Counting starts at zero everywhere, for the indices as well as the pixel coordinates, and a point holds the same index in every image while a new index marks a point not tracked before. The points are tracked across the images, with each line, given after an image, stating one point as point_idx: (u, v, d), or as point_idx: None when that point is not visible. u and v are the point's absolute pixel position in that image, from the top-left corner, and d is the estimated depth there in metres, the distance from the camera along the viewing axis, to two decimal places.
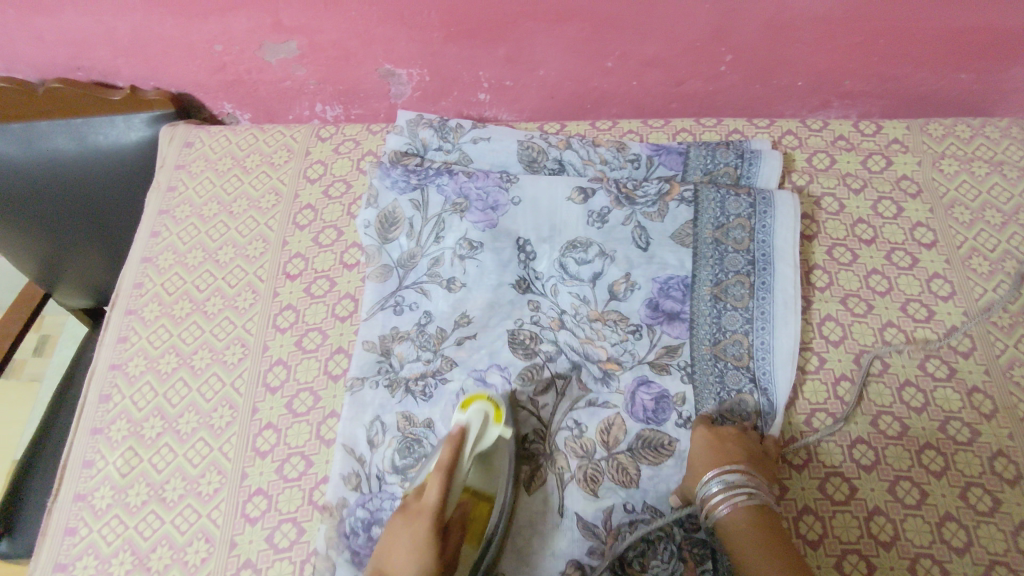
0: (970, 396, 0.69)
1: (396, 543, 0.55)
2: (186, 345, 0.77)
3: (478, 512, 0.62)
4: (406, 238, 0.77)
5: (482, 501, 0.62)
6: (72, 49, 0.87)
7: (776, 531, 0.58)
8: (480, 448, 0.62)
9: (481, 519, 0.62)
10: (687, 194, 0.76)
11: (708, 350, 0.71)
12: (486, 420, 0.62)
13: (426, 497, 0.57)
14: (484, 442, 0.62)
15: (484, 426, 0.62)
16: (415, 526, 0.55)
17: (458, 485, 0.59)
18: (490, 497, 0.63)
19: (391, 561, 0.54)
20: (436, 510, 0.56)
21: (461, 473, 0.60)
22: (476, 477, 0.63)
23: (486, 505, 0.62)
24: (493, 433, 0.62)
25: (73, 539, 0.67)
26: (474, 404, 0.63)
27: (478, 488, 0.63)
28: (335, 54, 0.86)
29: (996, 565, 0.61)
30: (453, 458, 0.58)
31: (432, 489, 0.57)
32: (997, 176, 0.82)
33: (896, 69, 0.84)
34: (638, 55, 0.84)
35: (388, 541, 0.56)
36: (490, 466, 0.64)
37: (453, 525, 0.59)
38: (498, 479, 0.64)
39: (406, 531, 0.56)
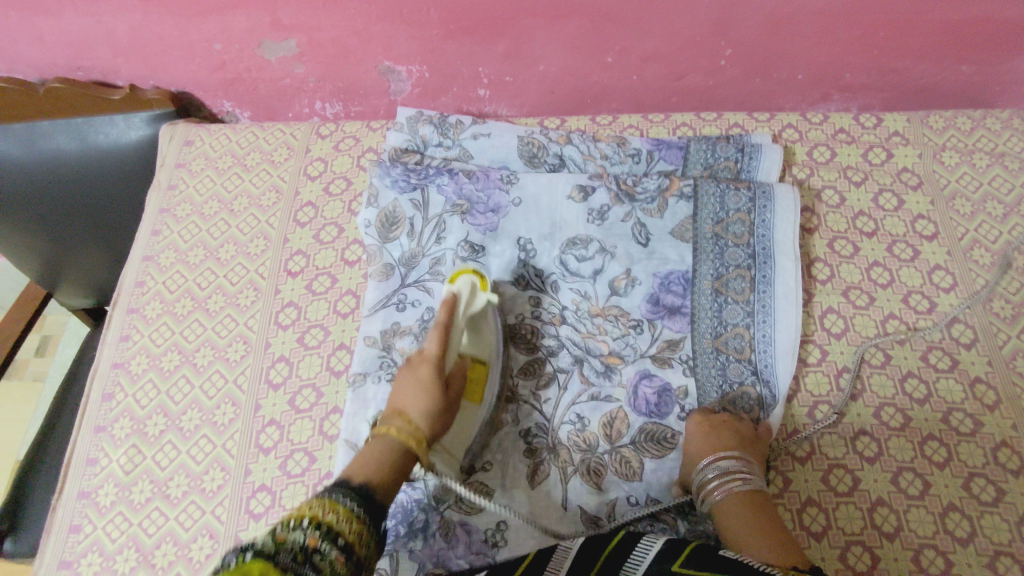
0: (972, 386, 0.69)
1: (405, 387, 0.61)
2: (188, 343, 0.77)
3: (474, 373, 0.68)
4: (407, 238, 0.77)
5: (479, 364, 0.69)
6: (73, 49, 0.87)
7: (771, 518, 0.58)
8: (471, 312, 0.68)
9: (478, 380, 0.68)
10: (686, 190, 0.76)
11: (709, 344, 0.71)
12: (473, 288, 0.68)
13: (428, 348, 0.63)
14: (474, 307, 0.68)
15: (472, 294, 0.68)
16: (420, 370, 0.62)
17: (456, 341, 0.66)
18: (484, 360, 0.69)
19: (402, 400, 0.60)
20: (439, 357, 0.62)
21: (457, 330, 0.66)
22: (470, 343, 0.69)
23: (481, 369, 0.69)
24: (481, 299, 0.69)
25: (78, 537, 0.67)
26: (461, 276, 0.69)
27: (473, 353, 0.70)
28: (334, 52, 0.86)
29: (1000, 556, 0.60)
30: (450, 316, 0.64)
31: (434, 341, 0.63)
32: (998, 167, 0.82)
33: (896, 62, 0.84)
34: (637, 50, 0.84)
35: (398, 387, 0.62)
36: (481, 332, 0.70)
37: (453, 377, 0.65)
38: (491, 343, 0.70)
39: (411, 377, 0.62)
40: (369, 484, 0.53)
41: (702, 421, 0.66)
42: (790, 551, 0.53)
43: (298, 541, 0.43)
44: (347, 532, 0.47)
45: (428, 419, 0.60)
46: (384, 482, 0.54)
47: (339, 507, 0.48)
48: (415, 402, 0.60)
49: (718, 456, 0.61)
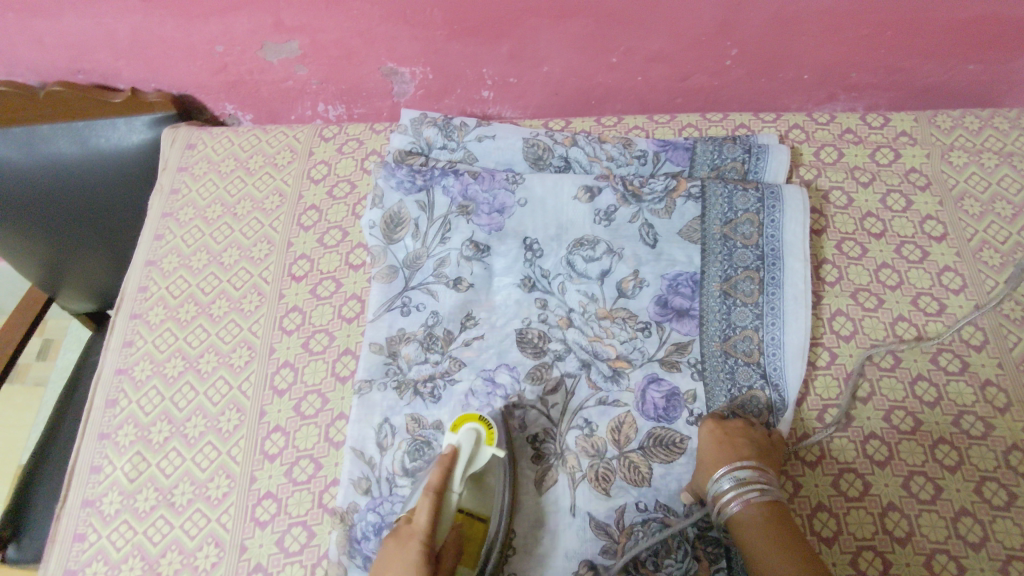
0: (983, 389, 0.68)
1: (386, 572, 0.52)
2: (192, 348, 0.77)
3: (472, 533, 0.59)
4: (412, 239, 0.76)
5: (478, 522, 0.60)
6: (73, 51, 0.87)
7: (787, 526, 0.58)
8: (473, 470, 0.60)
9: (474, 543, 0.59)
10: (694, 190, 0.75)
11: (718, 347, 0.70)
12: (478, 441, 0.60)
13: (416, 522, 0.54)
14: (474, 466, 0.59)
15: (474, 448, 0.60)
16: (404, 551, 0.52)
17: (450, 512, 0.56)
18: (484, 517, 0.60)
19: None
20: (427, 535, 0.53)
21: (452, 498, 0.57)
22: (470, 496, 0.61)
23: (479, 527, 0.60)
24: (486, 453, 0.60)
25: (83, 545, 0.67)
26: (465, 425, 0.61)
27: (472, 508, 0.60)
28: (337, 54, 0.85)
29: (1013, 560, 0.60)
30: (443, 481, 0.56)
31: (423, 511, 0.54)
32: (1007, 167, 0.81)
33: (904, 61, 0.83)
34: (642, 51, 0.83)
35: (377, 571, 0.53)
36: (483, 486, 0.61)
37: (448, 550, 0.56)
38: (492, 498, 0.62)
39: (396, 557, 0.53)
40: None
41: (713, 426, 0.65)
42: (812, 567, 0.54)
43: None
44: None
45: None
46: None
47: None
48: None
49: (734, 466, 0.61)
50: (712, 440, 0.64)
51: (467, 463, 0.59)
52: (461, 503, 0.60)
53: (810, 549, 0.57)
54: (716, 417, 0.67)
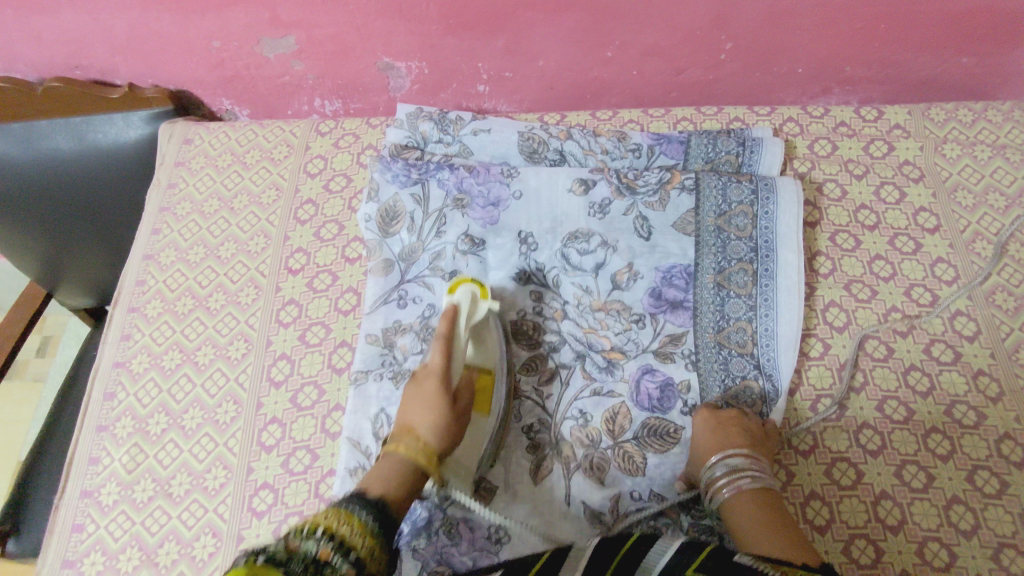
0: (975, 378, 0.69)
1: (414, 405, 0.61)
2: (190, 341, 0.77)
3: (482, 384, 0.66)
4: (407, 233, 0.77)
5: (486, 373, 0.67)
6: (70, 47, 0.87)
7: (779, 512, 0.58)
8: (474, 322, 0.67)
9: (485, 392, 0.66)
10: (688, 182, 0.76)
11: (712, 338, 0.71)
12: (474, 299, 0.67)
13: (430, 364, 0.63)
14: (475, 318, 0.67)
15: (473, 303, 0.67)
16: (424, 386, 0.61)
17: (460, 356, 0.64)
18: (491, 369, 0.67)
19: (410, 418, 0.60)
20: (442, 373, 0.62)
21: (460, 345, 0.65)
22: (475, 352, 0.68)
23: (488, 377, 0.67)
24: (483, 308, 0.68)
25: (81, 536, 0.67)
26: (461, 287, 0.68)
27: (477, 362, 0.67)
28: (333, 48, 0.86)
29: (1004, 548, 0.60)
30: (451, 328, 0.64)
31: (436, 355, 0.63)
32: (1000, 159, 0.81)
33: (898, 54, 0.84)
34: (638, 44, 0.83)
35: (406, 407, 0.61)
36: (485, 342, 0.68)
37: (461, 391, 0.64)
38: (496, 353, 0.68)
39: (418, 393, 0.61)
40: (382, 500, 0.53)
41: (710, 415, 0.66)
42: (796, 547, 0.54)
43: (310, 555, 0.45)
44: (351, 537, 0.48)
45: (437, 432, 0.59)
46: (397, 496, 0.54)
47: (355, 519, 0.49)
48: (424, 418, 0.59)
49: (726, 451, 0.61)
50: (708, 428, 0.65)
51: (467, 316, 0.66)
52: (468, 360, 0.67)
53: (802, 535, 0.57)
54: (713, 406, 0.67)
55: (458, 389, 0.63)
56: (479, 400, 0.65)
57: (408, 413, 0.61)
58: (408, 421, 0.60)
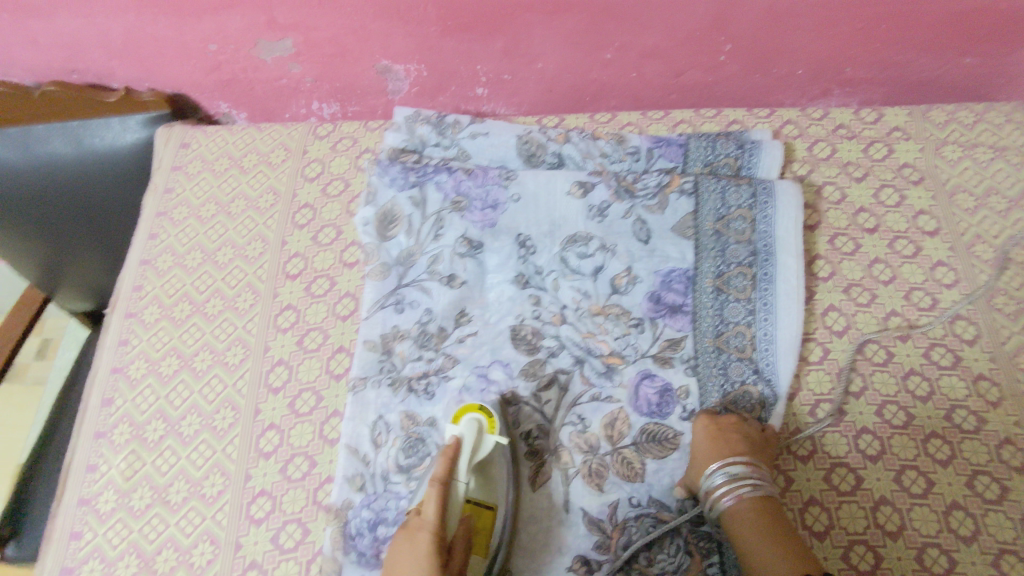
0: (975, 383, 0.68)
1: (400, 563, 0.54)
2: (188, 347, 0.77)
3: (482, 525, 0.61)
4: (405, 235, 0.77)
5: (487, 512, 0.62)
6: (67, 51, 0.87)
7: (778, 522, 0.59)
8: (476, 462, 0.61)
9: (483, 533, 0.61)
10: (687, 186, 0.76)
11: (711, 342, 0.70)
12: (481, 431, 0.62)
13: (424, 514, 0.56)
14: (480, 454, 0.62)
15: (478, 438, 0.62)
16: (415, 542, 0.54)
17: (457, 503, 0.58)
18: (492, 507, 0.62)
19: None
20: (435, 525, 0.55)
21: (459, 487, 0.59)
22: (478, 488, 0.63)
23: (488, 518, 0.61)
24: (489, 442, 0.62)
25: (79, 543, 0.67)
26: (466, 416, 0.63)
27: (479, 499, 0.62)
28: (330, 51, 0.85)
29: (1004, 554, 0.60)
30: (448, 471, 0.58)
31: (430, 501, 0.56)
32: (1001, 161, 0.81)
33: (899, 56, 0.83)
34: (636, 46, 0.83)
35: (391, 562, 0.55)
36: (491, 476, 0.63)
37: (457, 541, 0.57)
38: (498, 488, 0.63)
39: (407, 548, 0.54)
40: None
41: (709, 421, 0.66)
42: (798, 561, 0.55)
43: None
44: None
45: None
46: None
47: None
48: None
49: (728, 460, 0.61)
50: (708, 435, 0.64)
51: (473, 451, 0.61)
52: (471, 494, 0.62)
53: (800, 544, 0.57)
54: (710, 413, 0.67)
55: (454, 539, 0.57)
56: (476, 543, 0.60)
57: (393, 570, 0.54)
58: None
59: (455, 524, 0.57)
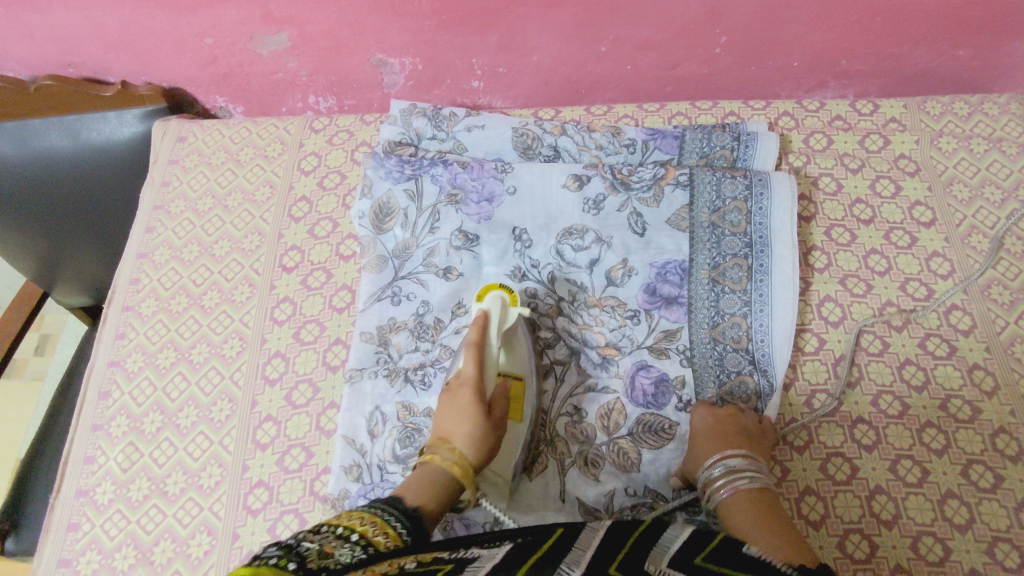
0: (971, 372, 0.69)
1: (448, 416, 0.61)
2: (185, 340, 0.77)
3: (515, 391, 0.66)
4: (401, 229, 0.77)
5: (518, 380, 0.66)
6: (63, 46, 0.87)
7: (777, 513, 0.58)
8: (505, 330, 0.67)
9: (517, 399, 0.65)
10: (682, 178, 0.76)
11: (706, 333, 0.71)
12: (505, 304, 0.67)
13: (464, 374, 0.63)
14: (508, 324, 0.67)
15: (503, 310, 0.66)
16: (459, 397, 0.62)
17: (491, 366, 0.65)
18: (521, 376, 0.66)
19: (446, 427, 0.61)
20: (475, 380, 0.62)
21: (490, 354, 0.65)
22: (508, 359, 0.67)
23: (519, 385, 0.66)
24: (514, 313, 0.67)
25: (76, 535, 0.67)
26: (490, 293, 0.68)
27: (509, 369, 0.66)
28: (326, 45, 0.85)
29: (999, 542, 0.60)
30: (480, 336, 0.64)
31: (468, 363, 0.63)
32: (996, 152, 0.81)
33: (894, 48, 0.83)
34: (632, 39, 0.83)
35: (441, 417, 0.62)
36: (515, 347, 0.67)
37: (497, 400, 0.63)
38: (525, 359, 0.67)
39: (453, 403, 0.62)
40: (416, 507, 0.54)
41: (706, 413, 0.66)
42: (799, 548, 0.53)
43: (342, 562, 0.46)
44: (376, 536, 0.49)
45: (474, 443, 0.59)
46: (428, 505, 0.54)
47: (388, 527, 0.50)
48: (458, 429, 0.60)
49: (724, 452, 0.61)
50: (706, 427, 0.64)
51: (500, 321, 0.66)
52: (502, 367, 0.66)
53: (802, 536, 0.56)
54: (706, 404, 0.67)
55: (494, 397, 0.63)
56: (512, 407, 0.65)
57: (443, 423, 0.61)
58: (444, 431, 0.61)
59: (491, 385, 0.64)
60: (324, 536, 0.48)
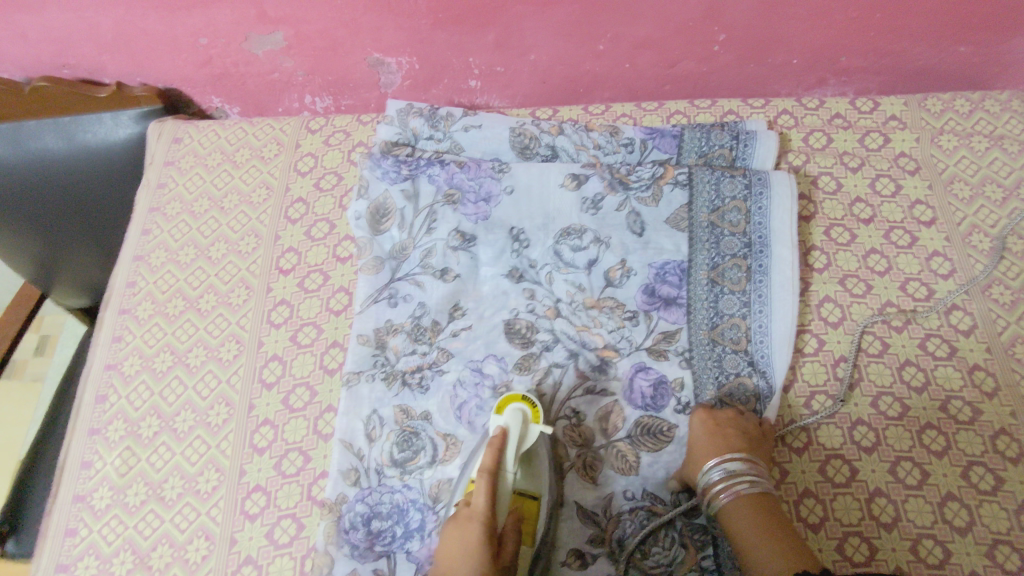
0: (971, 373, 0.68)
1: (450, 554, 0.54)
2: (181, 343, 0.77)
3: (528, 513, 0.61)
4: (397, 229, 0.76)
5: (531, 501, 0.61)
6: (57, 46, 0.86)
7: (775, 517, 0.58)
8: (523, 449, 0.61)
9: (529, 522, 0.60)
10: (681, 177, 0.75)
11: (705, 335, 0.70)
12: (525, 420, 0.62)
13: (474, 504, 0.56)
14: (525, 443, 0.61)
15: (524, 427, 0.61)
16: (466, 531, 0.55)
17: (506, 491, 0.58)
18: (536, 497, 0.61)
19: (449, 566, 0.54)
20: (487, 513, 0.55)
21: (507, 477, 0.59)
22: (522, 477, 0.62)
23: (533, 506, 0.61)
24: (534, 431, 0.62)
25: (74, 540, 0.67)
26: (510, 405, 0.63)
27: (523, 489, 0.61)
28: (321, 44, 0.85)
29: (999, 544, 0.60)
30: (497, 461, 0.58)
31: (480, 491, 0.56)
32: (997, 150, 0.80)
33: (895, 44, 0.82)
34: (630, 37, 0.82)
35: (443, 553, 0.55)
36: (532, 466, 0.63)
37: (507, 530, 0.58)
38: (542, 475, 0.63)
39: (459, 536, 0.55)
40: None
41: (705, 417, 0.65)
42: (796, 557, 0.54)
43: None
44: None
45: None
46: None
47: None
48: (459, 570, 0.53)
49: (725, 456, 0.61)
50: (705, 429, 0.64)
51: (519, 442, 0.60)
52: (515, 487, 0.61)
53: (800, 541, 0.57)
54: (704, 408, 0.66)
55: (503, 528, 0.58)
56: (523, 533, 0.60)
57: (445, 560, 0.55)
58: (445, 570, 0.54)
59: (503, 514, 0.58)
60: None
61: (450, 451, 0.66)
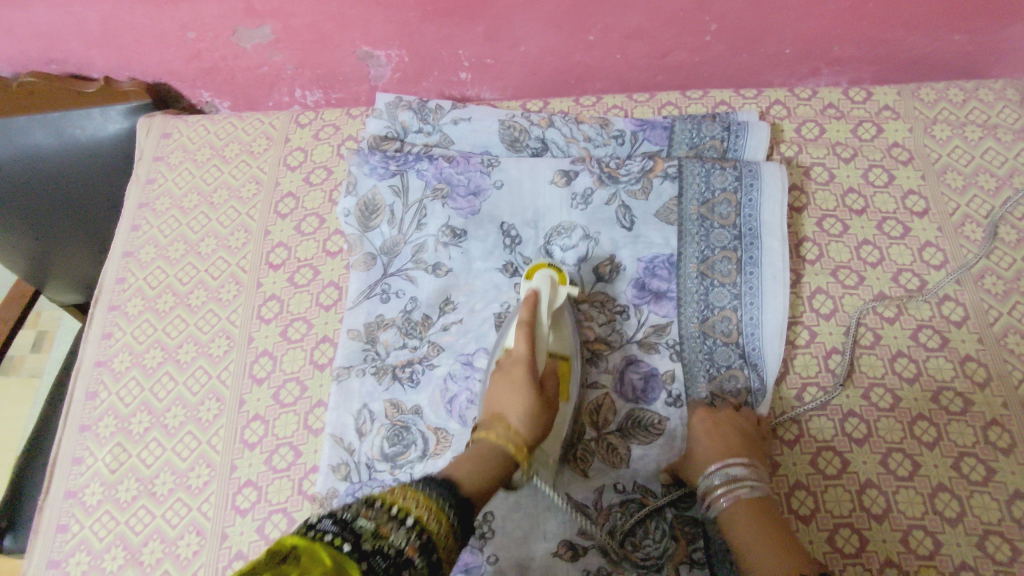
0: (963, 364, 0.68)
1: (501, 393, 0.59)
2: (171, 339, 0.77)
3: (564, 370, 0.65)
4: (387, 225, 0.76)
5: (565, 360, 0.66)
6: (44, 43, 0.86)
7: (776, 523, 0.56)
8: (553, 310, 0.67)
9: (566, 379, 0.65)
10: (671, 169, 0.75)
11: (696, 328, 0.70)
12: (552, 284, 0.67)
13: (516, 350, 0.62)
14: (554, 304, 0.67)
15: (552, 290, 0.67)
16: (512, 374, 0.60)
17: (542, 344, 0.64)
18: (568, 356, 0.66)
19: (500, 403, 0.58)
20: (529, 358, 0.61)
21: (542, 332, 0.64)
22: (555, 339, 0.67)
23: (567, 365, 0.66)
24: (562, 292, 0.67)
25: (65, 536, 0.67)
26: (538, 273, 0.68)
27: (557, 349, 0.66)
28: (310, 38, 0.84)
29: (990, 535, 0.60)
30: (531, 316, 0.63)
31: (520, 342, 0.62)
32: (991, 140, 0.80)
33: (888, 33, 0.82)
34: (621, 28, 0.81)
35: (492, 395, 0.60)
36: (563, 328, 0.68)
37: (548, 379, 0.63)
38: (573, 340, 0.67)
39: (506, 378, 0.60)
40: (471, 489, 0.50)
41: (704, 415, 0.65)
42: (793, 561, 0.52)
43: (397, 545, 0.41)
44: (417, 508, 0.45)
45: (529, 423, 0.57)
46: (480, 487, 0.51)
47: (443, 515, 0.46)
48: (513, 406, 0.57)
49: (725, 459, 0.60)
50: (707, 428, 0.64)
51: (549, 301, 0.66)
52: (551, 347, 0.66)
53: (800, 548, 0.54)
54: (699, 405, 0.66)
55: (545, 376, 0.63)
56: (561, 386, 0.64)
57: (496, 399, 0.59)
58: (497, 406, 0.58)
59: (542, 364, 0.63)
60: (379, 513, 0.43)
61: (440, 445, 0.66)
